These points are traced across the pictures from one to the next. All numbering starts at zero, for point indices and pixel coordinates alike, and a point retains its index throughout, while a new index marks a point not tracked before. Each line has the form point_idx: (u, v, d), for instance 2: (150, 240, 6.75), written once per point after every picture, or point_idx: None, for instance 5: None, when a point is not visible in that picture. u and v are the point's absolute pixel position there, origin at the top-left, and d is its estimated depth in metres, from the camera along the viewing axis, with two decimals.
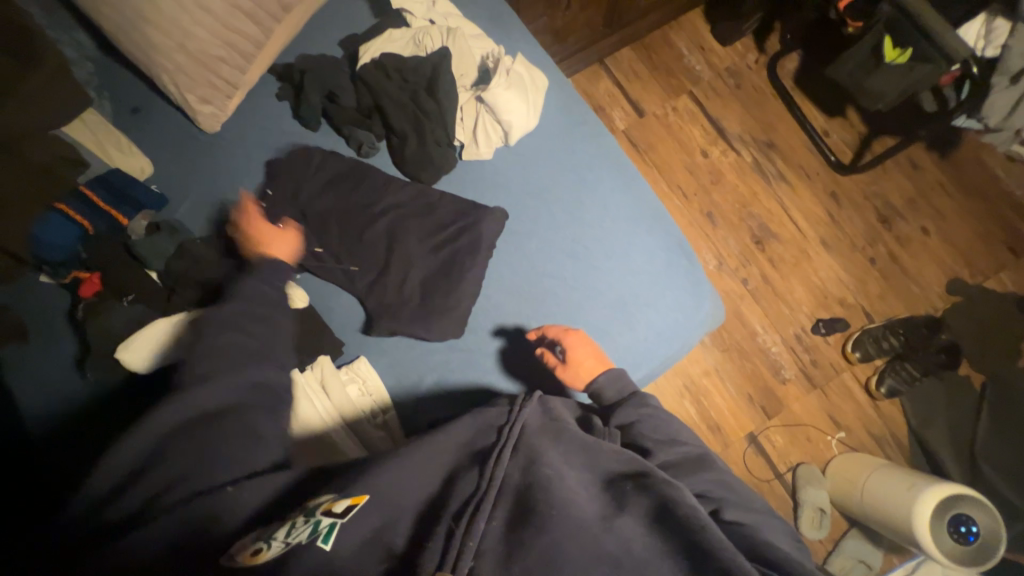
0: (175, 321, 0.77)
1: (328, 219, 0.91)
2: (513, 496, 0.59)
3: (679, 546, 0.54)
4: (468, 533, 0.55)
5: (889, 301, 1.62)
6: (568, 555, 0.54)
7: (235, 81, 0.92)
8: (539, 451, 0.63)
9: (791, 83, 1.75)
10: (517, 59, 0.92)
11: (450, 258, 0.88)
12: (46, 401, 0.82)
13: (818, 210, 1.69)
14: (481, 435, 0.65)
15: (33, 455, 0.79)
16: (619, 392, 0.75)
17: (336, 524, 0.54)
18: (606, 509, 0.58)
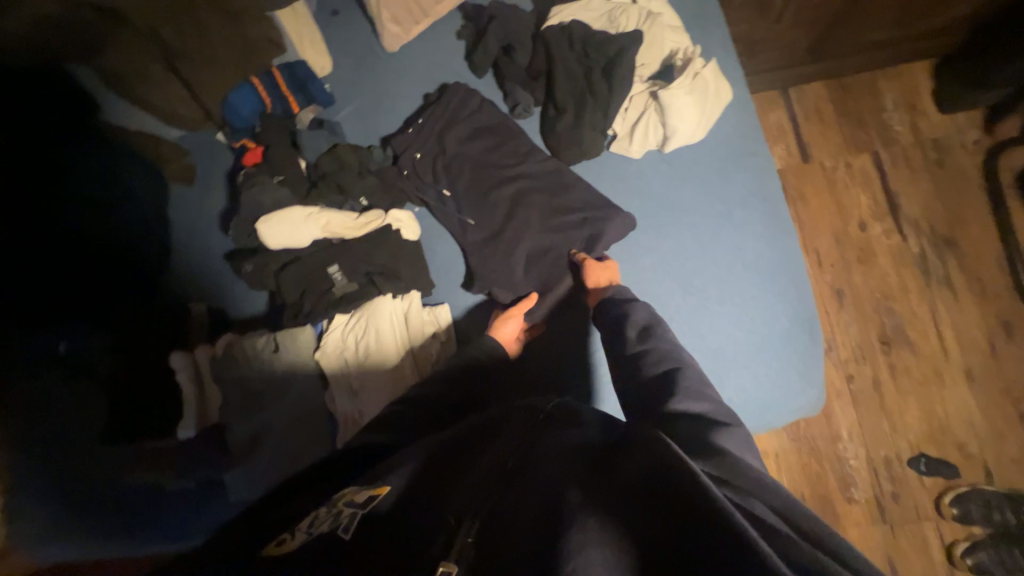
0: (309, 214, 0.87)
1: (463, 164, 0.92)
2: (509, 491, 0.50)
3: (674, 520, 0.39)
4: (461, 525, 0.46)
5: (1023, 470, 1.34)
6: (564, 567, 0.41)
7: (428, 9, 0.97)
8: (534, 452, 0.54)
9: (1007, 181, 1.46)
10: (710, 64, 0.84)
11: (557, 242, 0.88)
12: (187, 239, 0.95)
13: (976, 336, 1.42)
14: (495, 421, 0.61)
15: (166, 280, 0.92)
16: (628, 316, 0.72)
17: (357, 514, 0.49)
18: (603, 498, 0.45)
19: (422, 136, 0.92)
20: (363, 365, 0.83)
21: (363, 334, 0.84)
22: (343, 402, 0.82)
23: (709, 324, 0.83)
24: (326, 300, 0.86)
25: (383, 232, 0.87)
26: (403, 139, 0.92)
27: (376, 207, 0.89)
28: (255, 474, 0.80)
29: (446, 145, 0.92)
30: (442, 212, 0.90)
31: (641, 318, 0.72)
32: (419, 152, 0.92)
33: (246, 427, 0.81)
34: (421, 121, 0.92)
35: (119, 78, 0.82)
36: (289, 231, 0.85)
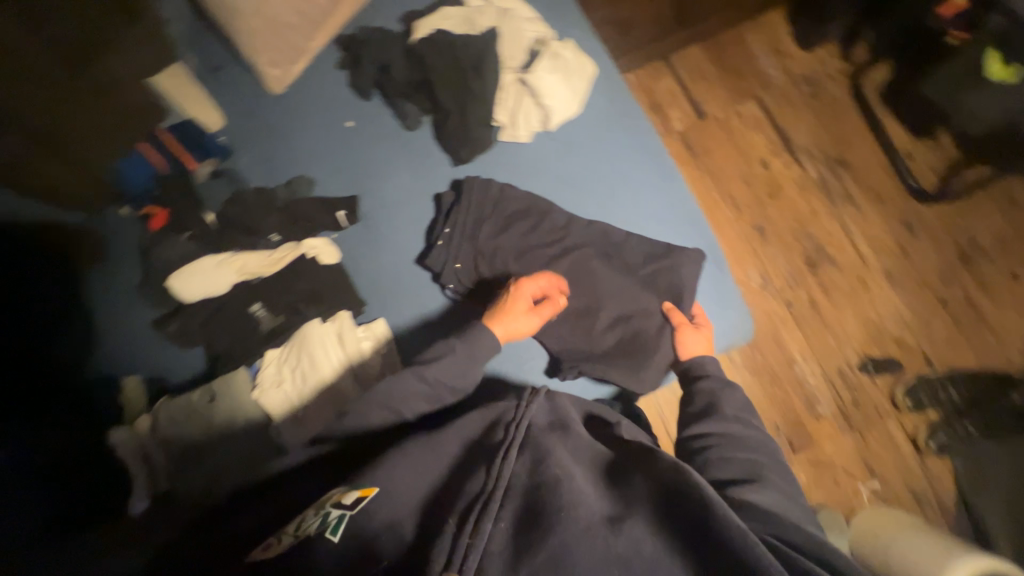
0: (222, 259, 0.88)
1: (503, 256, 0.91)
2: (523, 493, 0.62)
3: (687, 534, 0.56)
4: (479, 528, 0.57)
5: (956, 348, 1.45)
6: (581, 562, 0.54)
7: (301, 46, 1.01)
8: (547, 451, 0.67)
9: (877, 96, 1.61)
10: (566, 44, 0.92)
11: (634, 327, 0.87)
12: (106, 317, 0.92)
13: (886, 239, 1.54)
14: (488, 432, 0.72)
15: (91, 363, 0.89)
16: (709, 399, 0.79)
17: (346, 515, 0.61)
18: (618, 508, 0.61)
19: (458, 245, 0.89)
20: (305, 397, 0.83)
21: (298, 362, 0.85)
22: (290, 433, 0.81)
23: (623, 276, 0.89)
24: (255, 338, 0.86)
25: (302, 263, 0.89)
26: (438, 255, 0.89)
27: (288, 240, 0.91)
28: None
29: (483, 244, 0.90)
30: (354, 232, 0.94)
31: (720, 399, 0.78)
32: (458, 262, 0.89)
33: (196, 483, 0.78)
34: (448, 230, 0.89)
35: (34, 188, 0.88)
36: (204, 281, 0.88)
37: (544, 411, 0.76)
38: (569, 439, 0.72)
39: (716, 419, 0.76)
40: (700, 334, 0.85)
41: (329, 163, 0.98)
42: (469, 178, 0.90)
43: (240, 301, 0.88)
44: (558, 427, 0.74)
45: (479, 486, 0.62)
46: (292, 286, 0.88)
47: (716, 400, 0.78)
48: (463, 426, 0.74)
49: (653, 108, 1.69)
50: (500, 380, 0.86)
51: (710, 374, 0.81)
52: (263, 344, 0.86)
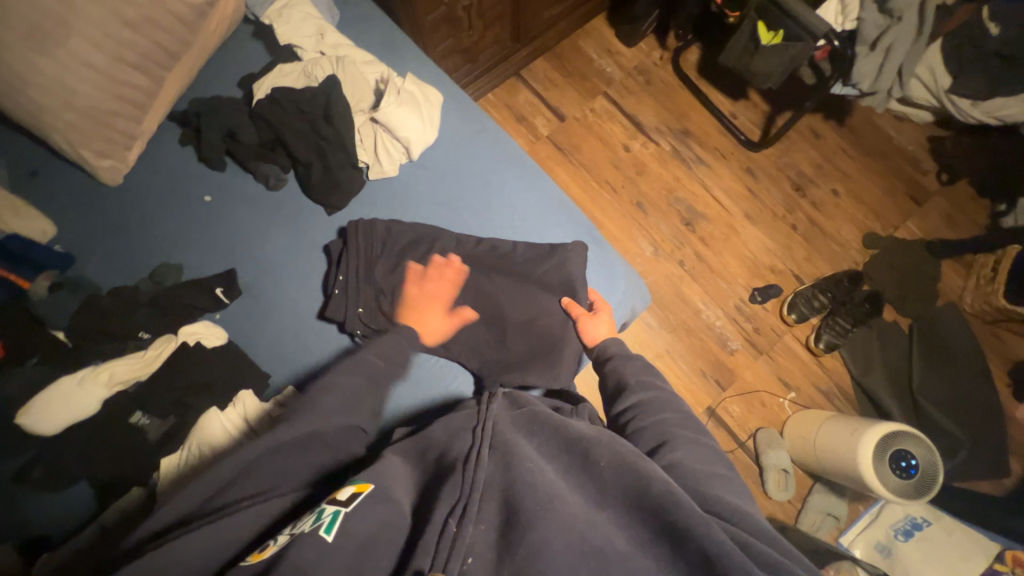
0: (82, 377, 0.77)
1: (405, 288, 0.90)
2: (496, 495, 0.59)
3: (657, 529, 0.56)
4: (457, 534, 0.54)
5: (815, 262, 1.72)
6: (557, 551, 0.53)
7: (132, 132, 0.92)
8: (518, 445, 0.63)
9: (696, 73, 1.87)
10: (407, 78, 0.97)
11: (543, 328, 0.92)
12: None
13: (738, 188, 1.79)
14: (453, 440, 0.66)
15: None
16: (618, 377, 0.81)
17: (341, 511, 0.55)
18: (588, 500, 0.59)
19: (355, 290, 0.87)
20: None
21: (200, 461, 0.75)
22: None
23: (519, 275, 0.93)
24: (147, 451, 0.77)
25: (183, 354, 0.82)
26: (337, 304, 0.86)
27: (162, 335, 0.84)
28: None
29: (381, 284, 0.90)
30: (237, 305, 0.88)
31: (627, 372, 0.81)
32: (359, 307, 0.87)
33: None
34: (341, 279, 0.88)
35: None
36: (63, 407, 0.75)
37: (505, 407, 0.71)
38: (534, 427, 0.69)
39: (629, 393, 0.78)
40: (598, 319, 0.89)
41: (194, 241, 0.92)
42: (359, 221, 0.91)
43: (122, 417, 0.78)
44: (525, 417, 0.70)
45: (457, 490, 0.58)
46: (178, 381, 0.80)
47: (623, 375, 0.80)
48: (427, 440, 0.69)
49: (518, 120, 1.82)
50: (435, 411, 0.85)
51: (614, 353, 0.84)
52: (161, 456, 0.77)
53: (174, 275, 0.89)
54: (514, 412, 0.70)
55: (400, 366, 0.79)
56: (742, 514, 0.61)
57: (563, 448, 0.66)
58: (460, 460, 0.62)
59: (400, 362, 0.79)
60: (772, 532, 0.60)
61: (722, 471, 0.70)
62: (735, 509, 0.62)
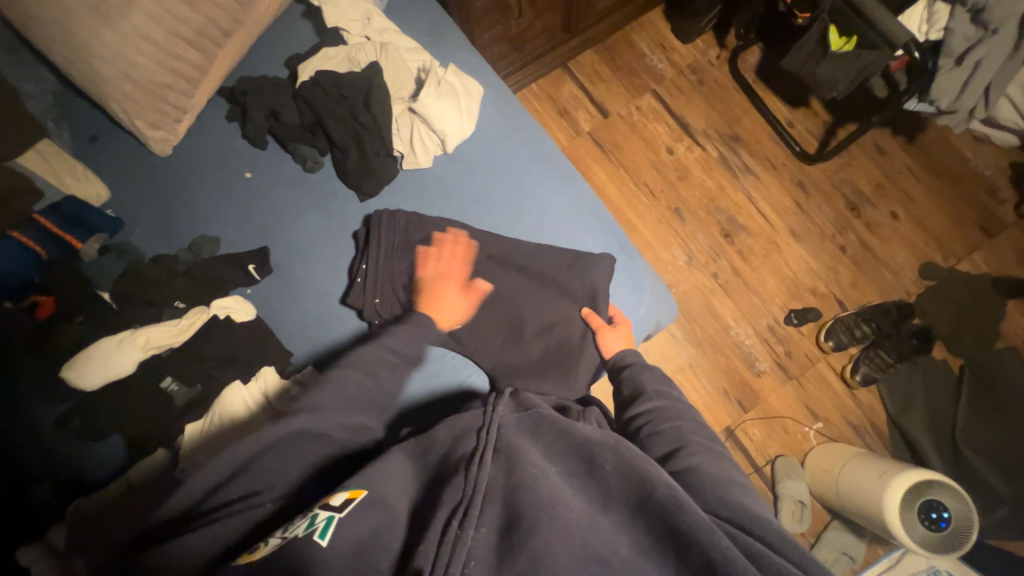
0: (121, 339, 0.81)
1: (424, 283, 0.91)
2: (500, 498, 0.58)
3: (658, 533, 0.56)
4: (460, 537, 0.53)
5: (862, 288, 1.61)
6: (559, 555, 0.52)
7: (182, 105, 0.95)
8: (522, 449, 0.62)
9: (754, 75, 1.76)
10: (449, 69, 0.95)
11: (559, 336, 0.90)
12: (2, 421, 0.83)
13: (786, 202, 1.69)
14: (459, 440, 0.66)
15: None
16: (634, 384, 0.81)
17: (335, 517, 0.56)
18: (592, 507, 0.58)
19: (375, 282, 0.88)
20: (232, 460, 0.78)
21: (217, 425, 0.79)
22: None
23: (542, 279, 0.92)
24: (173, 415, 0.81)
25: (216, 325, 0.86)
26: (357, 294, 0.88)
27: (196, 304, 0.87)
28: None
29: (399, 276, 0.90)
30: (267, 283, 0.91)
31: (645, 381, 0.80)
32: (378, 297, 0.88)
33: None
34: (364, 267, 0.89)
35: None
36: (103, 365, 0.80)
37: (511, 409, 0.70)
38: (540, 431, 0.68)
39: (644, 399, 0.77)
40: (618, 330, 0.89)
41: (232, 216, 0.95)
42: (385, 212, 0.91)
43: (154, 379, 0.83)
44: (529, 419, 0.69)
45: (459, 493, 0.58)
46: (211, 350, 0.84)
47: (640, 382, 0.80)
48: (433, 435, 0.69)
49: (560, 113, 1.77)
50: (446, 406, 0.86)
51: (633, 361, 0.84)
52: (185, 419, 0.81)
53: (211, 248, 0.93)
54: (520, 414, 0.69)
55: (405, 359, 0.79)
56: (754, 518, 0.59)
57: (570, 455, 0.64)
58: (464, 461, 0.62)
59: (405, 356, 0.79)
60: (792, 537, 0.58)
61: (741, 478, 0.68)
62: (748, 514, 0.60)
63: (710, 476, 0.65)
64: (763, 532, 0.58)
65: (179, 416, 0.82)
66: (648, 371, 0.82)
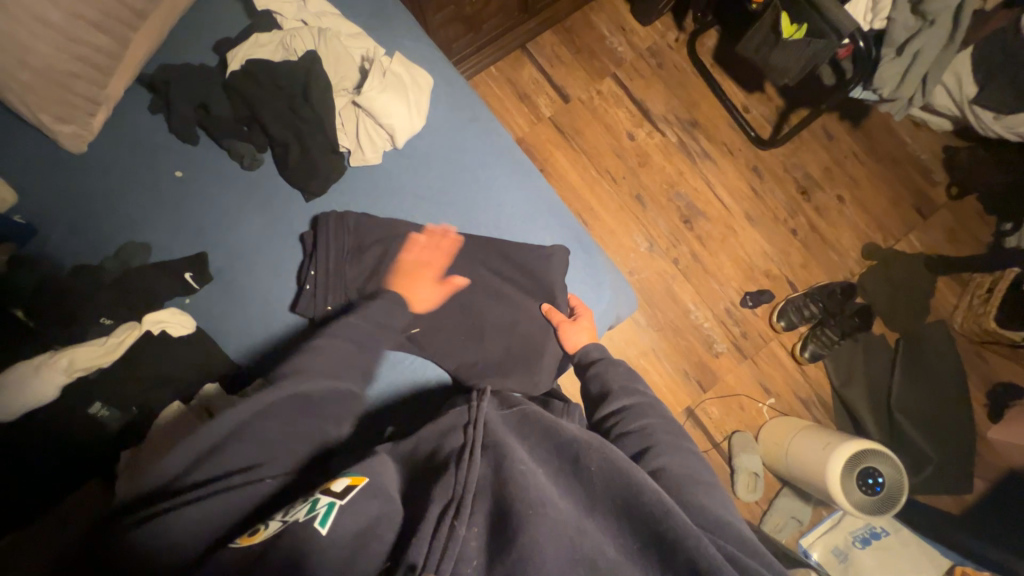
0: (37, 363, 0.74)
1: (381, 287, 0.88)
2: (489, 497, 0.57)
3: (643, 533, 0.55)
4: (453, 532, 0.52)
5: (811, 270, 1.69)
6: (549, 554, 0.52)
7: (94, 96, 0.86)
8: (511, 445, 0.61)
9: (711, 59, 1.77)
10: (395, 58, 0.90)
11: (523, 335, 0.89)
12: None
13: (742, 187, 1.73)
14: (446, 438, 0.64)
15: None
16: (602, 384, 0.80)
17: (334, 506, 0.55)
18: (577, 507, 0.58)
19: (328, 288, 0.84)
20: None
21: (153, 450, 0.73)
22: None
23: (499, 278, 0.90)
24: (109, 438, 0.77)
25: (151, 341, 0.80)
26: (308, 302, 0.84)
27: (128, 319, 0.81)
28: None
29: (353, 282, 0.86)
30: (207, 292, 0.85)
31: (611, 380, 0.79)
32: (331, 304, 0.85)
33: None
34: (314, 274, 0.85)
35: None
36: (18, 393, 0.72)
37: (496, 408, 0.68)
38: (524, 427, 0.66)
39: (613, 399, 0.77)
40: (580, 325, 0.89)
41: (163, 220, 0.88)
42: (333, 214, 0.86)
43: (84, 401, 0.77)
44: (515, 417, 0.68)
45: (450, 490, 0.56)
46: (149, 366, 0.79)
47: (607, 381, 0.79)
48: (418, 437, 0.67)
49: (521, 98, 1.72)
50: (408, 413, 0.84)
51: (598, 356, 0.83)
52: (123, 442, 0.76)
53: (140, 256, 0.85)
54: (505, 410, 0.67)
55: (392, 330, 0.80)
56: (720, 521, 0.60)
57: (555, 452, 0.63)
58: (453, 457, 0.60)
59: (392, 327, 0.80)
60: (753, 540, 0.59)
61: (706, 475, 0.69)
62: (712, 517, 0.60)
63: (681, 475, 0.66)
64: (732, 531, 0.59)
65: (116, 438, 0.77)
66: (618, 368, 0.81)
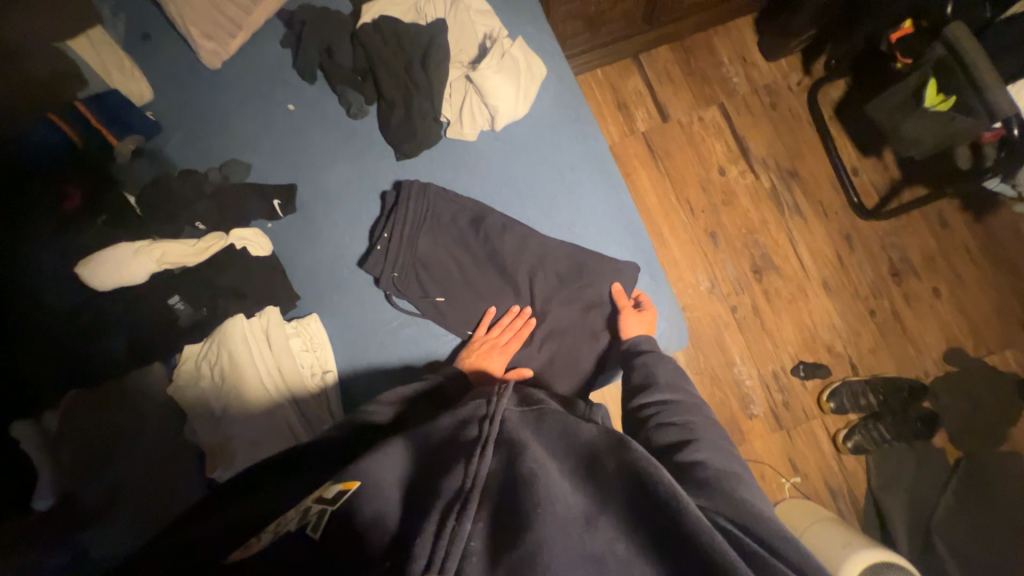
0: (138, 248, 0.81)
1: (447, 264, 0.91)
2: (496, 496, 0.53)
3: (658, 534, 0.49)
4: (457, 531, 0.48)
5: (880, 357, 1.55)
6: (558, 550, 0.46)
7: (238, 20, 0.94)
8: (524, 439, 0.58)
9: (831, 112, 1.66)
10: (516, 42, 0.90)
11: (568, 343, 0.89)
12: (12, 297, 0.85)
13: (827, 252, 1.62)
14: (461, 430, 0.61)
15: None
16: (645, 375, 0.78)
17: (327, 511, 0.51)
18: (591, 504, 0.52)
19: (402, 252, 0.88)
20: (223, 392, 0.78)
21: (216, 357, 0.79)
22: (207, 433, 0.78)
23: (561, 283, 0.90)
24: (175, 330, 0.83)
25: (230, 254, 0.86)
26: (376, 261, 0.88)
27: (215, 228, 0.87)
28: (123, 528, 0.74)
29: (424, 251, 0.90)
30: (289, 222, 0.91)
31: (656, 372, 0.77)
32: (396, 270, 0.88)
33: (111, 480, 0.76)
34: (387, 236, 0.88)
35: None
36: (117, 267, 0.80)
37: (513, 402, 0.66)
38: (542, 427, 0.63)
39: (656, 390, 0.75)
40: (637, 317, 0.87)
41: (267, 146, 0.94)
42: (419, 183, 0.89)
43: (164, 293, 0.84)
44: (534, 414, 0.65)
45: (458, 482, 0.53)
46: (223, 277, 0.85)
47: (652, 373, 0.77)
48: (434, 422, 0.64)
49: (619, 107, 1.69)
50: None
51: (647, 349, 0.82)
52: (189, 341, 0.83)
53: (240, 173, 0.92)
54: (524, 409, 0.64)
55: (418, 294, 0.89)
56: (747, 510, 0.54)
57: (572, 454, 0.58)
58: (464, 450, 0.57)
59: (421, 294, 0.89)
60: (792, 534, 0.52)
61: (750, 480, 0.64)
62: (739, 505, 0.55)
63: (723, 470, 0.62)
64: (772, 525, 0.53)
65: (185, 337, 0.83)
66: (666, 363, 0.80)
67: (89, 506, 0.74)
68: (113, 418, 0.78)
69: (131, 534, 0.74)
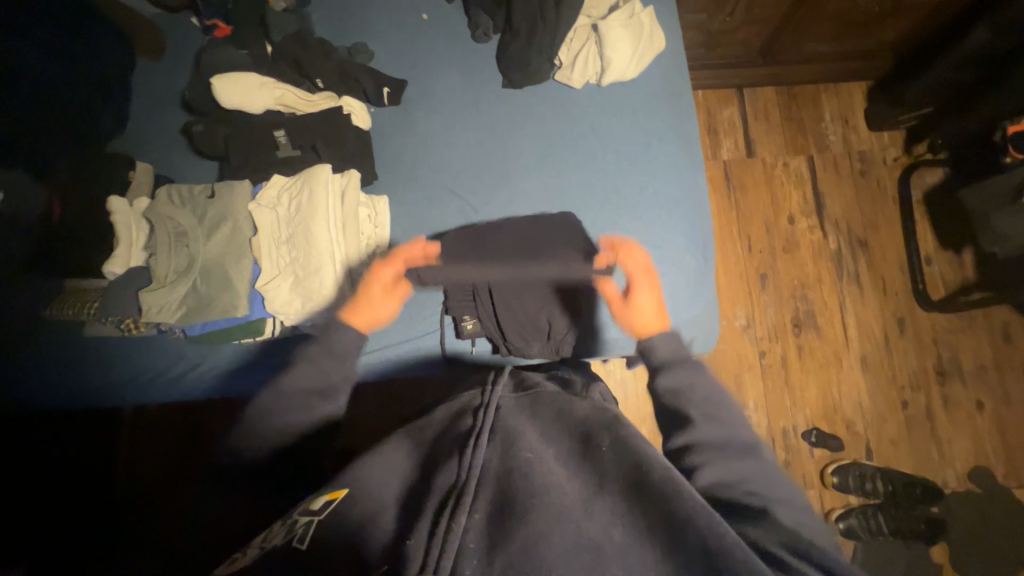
0: (264, 82, 0.91)
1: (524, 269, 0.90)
2: (495, 485, 0.49)
3: (653, 515, 0.47)
4: (452, 526, 0.44)
5: (900, 451, 1.48)
6: (556, 544, 0.43)
7: None
8: (518, 433, 0.53)
9: (919, 196, 1.62)
10: (645, 10, 0.97)
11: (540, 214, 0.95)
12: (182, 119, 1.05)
13: (874, 328, 1.57)
14: (455, 420, 0.57)
15: (164, 157, 1.02)
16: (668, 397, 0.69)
17: (313, 522, 0.50)
18: (586, 487, 0.49)
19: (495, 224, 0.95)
20: (280, 221, 0.85)
21: (299, 191, 0.85)
22: (270, 251, 0.85)
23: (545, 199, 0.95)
24: (271, 159, 0.91)
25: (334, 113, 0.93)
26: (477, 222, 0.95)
27: (329, 91, 0.96)
28: (173, 298, 0.82)
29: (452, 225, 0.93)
30: (391, 110, 0.99)
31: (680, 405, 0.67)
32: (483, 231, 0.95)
33: (175, 260, 0.83)
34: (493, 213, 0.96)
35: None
36: (243, 92, 0.89)
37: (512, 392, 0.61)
38: (537, 412, 0.58)
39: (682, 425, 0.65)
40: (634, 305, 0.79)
41: (394, 42, 1.03)
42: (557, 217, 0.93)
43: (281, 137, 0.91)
44: (532, 398, 0.59)
45: (451, 477, 0.50)
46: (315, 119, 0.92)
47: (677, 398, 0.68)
48: (429, 420, 0.60)
49: (708, 130, 1.71)
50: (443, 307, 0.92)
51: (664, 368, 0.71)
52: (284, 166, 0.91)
53: (362, 56, 1.00)
54: (519, 393, 0.60)
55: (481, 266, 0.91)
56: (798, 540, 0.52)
57: (566, 433, 0.55)
58: (458, 442, 0.53)
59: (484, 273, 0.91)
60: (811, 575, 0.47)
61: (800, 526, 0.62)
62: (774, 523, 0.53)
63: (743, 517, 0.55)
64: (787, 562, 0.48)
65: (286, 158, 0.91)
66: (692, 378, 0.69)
67: (158, 270, 0.84)
68: (196, 204, 0.86)
69: (179, 307, 0.83)
